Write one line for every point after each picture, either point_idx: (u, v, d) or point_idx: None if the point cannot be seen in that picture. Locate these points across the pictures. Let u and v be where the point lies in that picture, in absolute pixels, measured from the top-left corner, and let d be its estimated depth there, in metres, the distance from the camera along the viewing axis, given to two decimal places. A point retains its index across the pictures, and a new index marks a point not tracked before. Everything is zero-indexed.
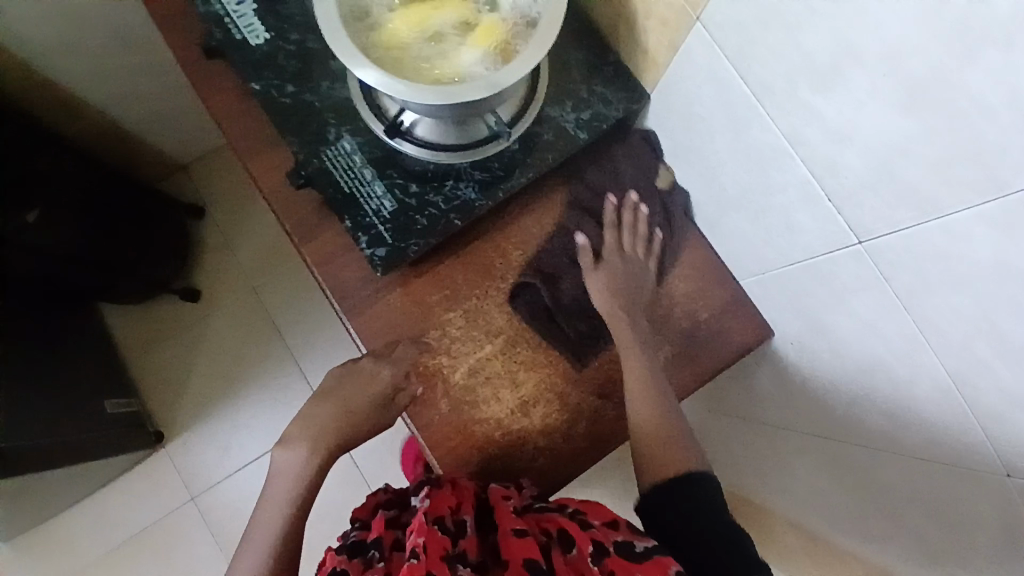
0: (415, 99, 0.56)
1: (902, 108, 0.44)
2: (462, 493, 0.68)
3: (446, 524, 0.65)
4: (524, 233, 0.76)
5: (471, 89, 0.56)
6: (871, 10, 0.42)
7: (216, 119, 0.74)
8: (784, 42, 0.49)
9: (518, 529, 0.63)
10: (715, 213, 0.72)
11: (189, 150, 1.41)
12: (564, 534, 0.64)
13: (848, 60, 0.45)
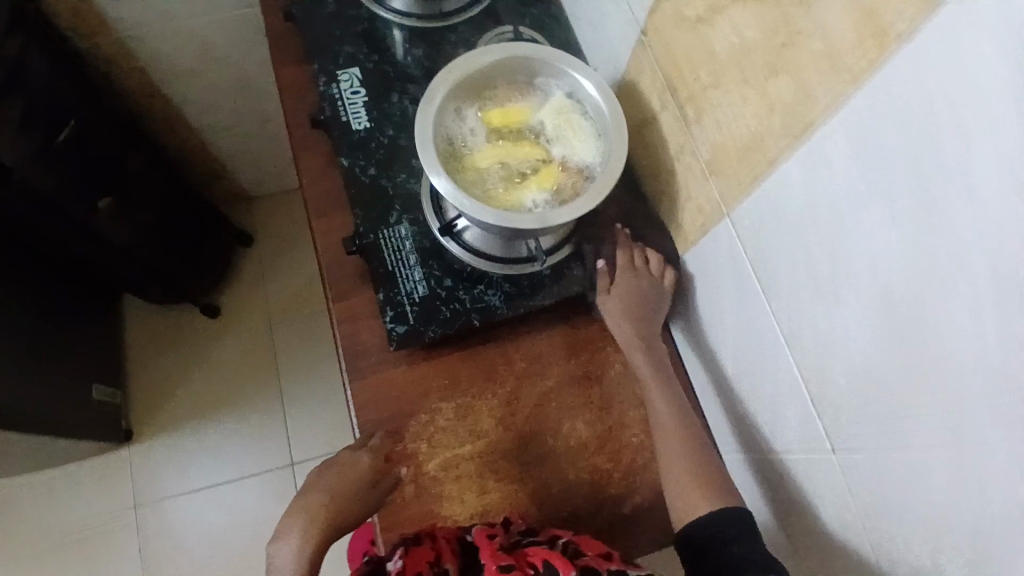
0: (477, 215, 0.65)
1: (886, 342, 0.50)
2: (440, 545, 0.69)
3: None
4: (535, 350, 0.81)
5: (526, 220, 0.65)
6: (869, 254, 0.49)
7: (302, 177, 0.85)
8: (795, 258, 0.58)
9: (504, 565, 0.65)
10: (710, 382, 0.78)
11: (262, 187, 1.54)
12: (549, 567, 0.66)
13: (846, 288, 0.53)
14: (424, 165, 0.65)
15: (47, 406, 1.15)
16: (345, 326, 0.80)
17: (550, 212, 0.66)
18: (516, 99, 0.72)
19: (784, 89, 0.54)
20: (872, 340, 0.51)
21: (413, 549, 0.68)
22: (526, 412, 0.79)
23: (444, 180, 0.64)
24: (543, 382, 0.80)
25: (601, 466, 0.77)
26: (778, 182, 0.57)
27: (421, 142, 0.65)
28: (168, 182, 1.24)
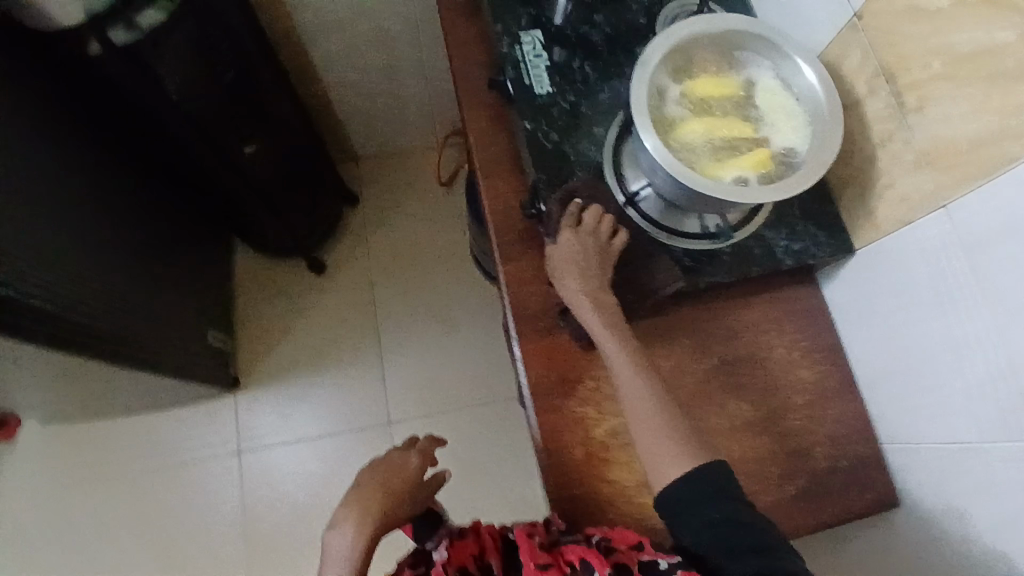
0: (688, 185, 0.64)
1: None
2: (485, 541, 0.71)
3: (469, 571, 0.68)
4: (702, 327, 0.81)
5: (735, 193, 0.64)
6: None
7: (472, 138, 0.86)
8: None
9: (540, 563, 0.65)
10: (881, 376, 0.77)
11: (371, 147, 1.55)
12: (584, 563, 0.65)
13: None
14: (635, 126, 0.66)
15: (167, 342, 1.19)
16: (514, 288, 0.81)
17: (755, 185, 0.66)
18: (718, 71, 0.71)
19: None
20: None
21: (456, 544, 0.71)
22: (689, 387, 0.79)
23: (655, 143, 0.65)
24: (707, 359, 0.80)
25: (763, 447, 0.78)
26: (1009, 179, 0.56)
27: (636, 101, 0.66)
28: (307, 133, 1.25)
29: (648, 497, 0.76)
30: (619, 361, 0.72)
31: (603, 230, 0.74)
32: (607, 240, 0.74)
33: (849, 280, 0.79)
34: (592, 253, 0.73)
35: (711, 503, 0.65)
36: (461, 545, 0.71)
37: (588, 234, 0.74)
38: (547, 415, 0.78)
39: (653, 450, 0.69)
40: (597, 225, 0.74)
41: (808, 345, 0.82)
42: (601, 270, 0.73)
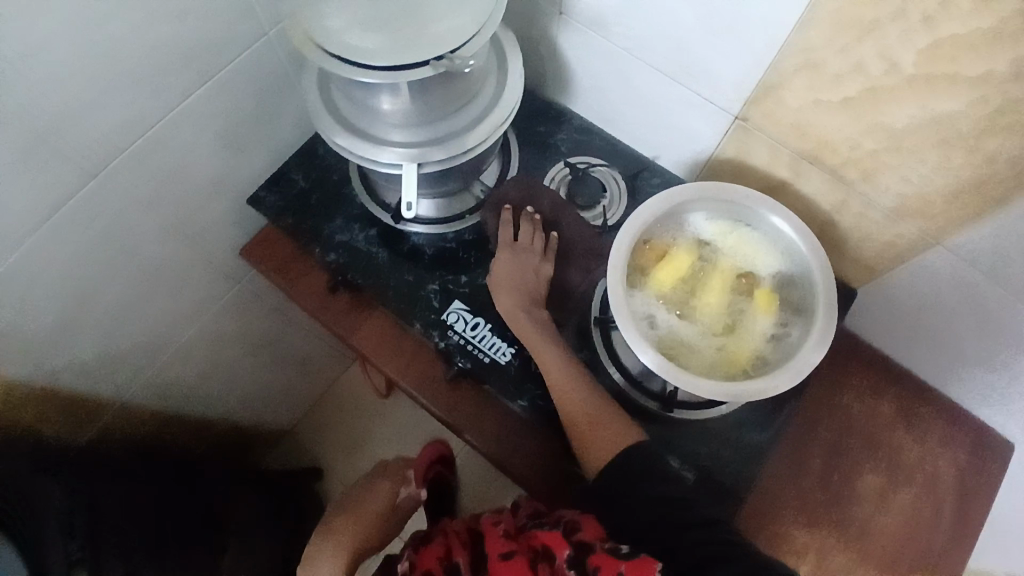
0: (739, 394, 0.59)
1: None
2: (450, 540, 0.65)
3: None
4: (791, 441, 0.76)
5: (783, 371, 0.59)
6: None
7: (478, 440, 0.73)
8: None
9: (504, 554, 0.59)
10: (952, 374, 0.76)
11: (294, 410, 1.39)
12: (546, 551, 0.57)
13: None
14: (671, 381, 0.59)
15: None
16: None
17: (801, 339, 0.61)
18: (669, 244, 0.66)
19: (1009, 148, 0.50)
20: None
21: (422, 552, 0.65)
22: (820, 502, 0.75)
23: (701, 382, 0.59)
24: (814, 465, 0.76)
25: (913, 498, 0.75)
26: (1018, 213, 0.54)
27: (652, 361, 0.59)
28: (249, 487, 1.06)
29: None
30: (567, 387, 0.67)
31: (534, 237, 0.73)
32: (538, 245, 0.73)
33: (865, 313, 0.78)
34: (522, 257, 0.72)
35: (643, 484, 0.60)
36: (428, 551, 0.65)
37: (518, 237, 0.73)
38: None
39: (590, 422, 0.65)
40: (529, 226, 0.73)
41: (872, 379, 0.79)
42: (524, 264, 0.72)
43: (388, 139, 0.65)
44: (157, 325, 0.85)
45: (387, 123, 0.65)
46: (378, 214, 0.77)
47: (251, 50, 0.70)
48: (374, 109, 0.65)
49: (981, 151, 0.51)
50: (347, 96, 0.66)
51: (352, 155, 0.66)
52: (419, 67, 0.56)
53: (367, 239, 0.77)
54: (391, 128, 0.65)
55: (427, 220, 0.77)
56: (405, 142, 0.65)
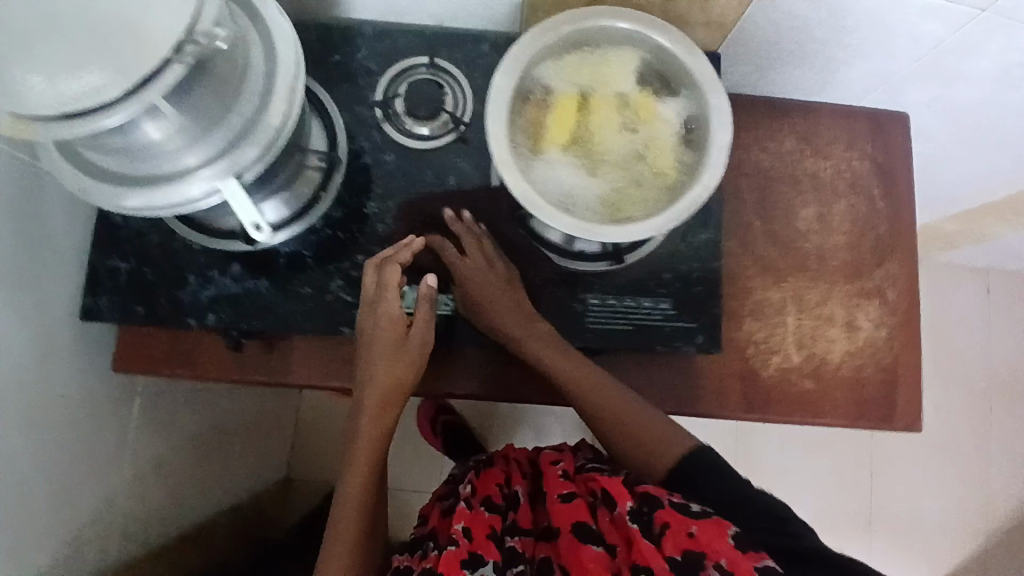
0: (694, 203, 0.55)
1: None
2: (509, 471, 0.78)
3: (497, 501, 0.73)
4: (733, 226, 0.78)
5: (715, 155, 0.56)
6: None
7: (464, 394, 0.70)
8: None
9: (562, 496, 0.67)
10: (823, 74, 0.79)
11: (277, 461, 1.30)
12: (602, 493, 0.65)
13: None
14: (622, 240, 0.55)
15: None
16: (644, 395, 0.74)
17: (707, 116, 0.58)
18: (539, 111, 0.58)
19: None
20: None
21: (480, 478, 0.76)
22: (778, 257, 0.78)
23: (647, 223, 0.55)
24: (758, 230, 0.78)
25: (846, 206, 0.80)
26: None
27: (593, 234, 0.54)
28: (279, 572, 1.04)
29: (859, 331, 0.78)
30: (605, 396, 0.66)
31: (421, 305, 0.64)
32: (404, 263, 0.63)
33: (731, 63, 0.77)
34: (405, 361, 0.64)
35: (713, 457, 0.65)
36: (489, 475, 0.77)
37: (386, 335, 0.63)
38: (769, 400, 0.76)
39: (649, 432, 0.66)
40: (391, 327, 0.63)
41: (763, 127, 0.81)
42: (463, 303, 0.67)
43: (188, 170, 0.52)
44: (84, 491, 0.74)
45: (168, 155, 0.51)
46: (227, 245, 0.65)
47: None
48: (150, 150, 0.52)
49: None
50: (111, 154, 0.52)
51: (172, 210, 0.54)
52: (165, 67, 0.45)
53: (236, 279, 0.66)
54: (176, 155, 0.52)
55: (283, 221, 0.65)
56: (209, 161, 0.52)
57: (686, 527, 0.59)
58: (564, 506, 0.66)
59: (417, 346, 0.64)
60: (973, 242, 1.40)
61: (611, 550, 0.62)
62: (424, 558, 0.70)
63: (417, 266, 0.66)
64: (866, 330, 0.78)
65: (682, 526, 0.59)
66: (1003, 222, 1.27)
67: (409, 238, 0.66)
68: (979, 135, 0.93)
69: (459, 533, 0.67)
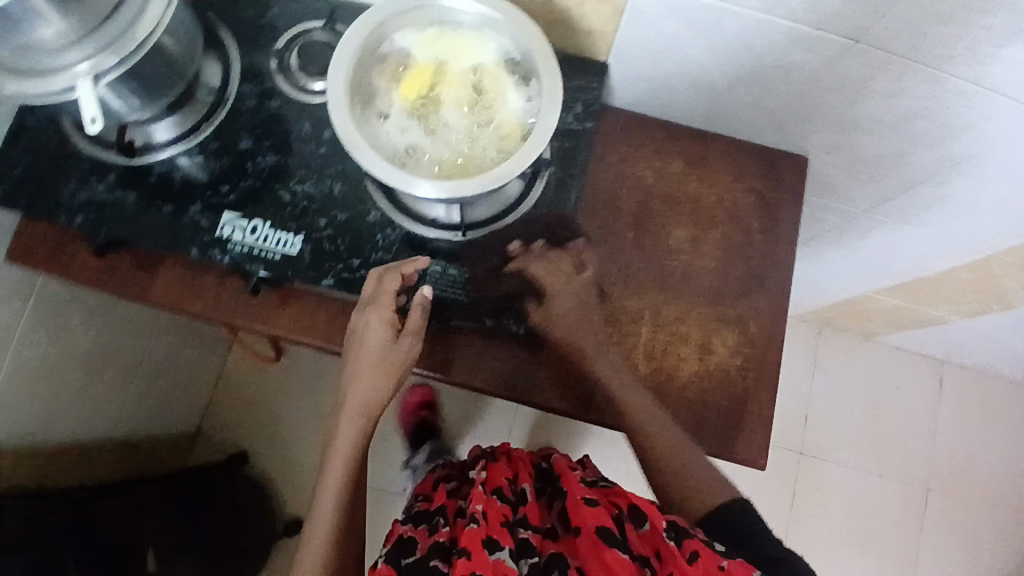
0: (504, 174, 0.59)
1: None
2: (516, 467, 0.82)
3: (507, 493, 0.76)
4: (602, 231, 0.80)
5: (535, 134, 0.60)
6: None
7: (298, 335, 0.74)
8: None
9: (587, 499, 0.71)
10: (716, 103, 0.81)
11: (188, 410, 1.33)
12: (631, 509, 0.70)
13: None
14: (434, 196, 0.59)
15: None
16: (480, 376, 0.74)
17: (542, 98, 0.62)
18: (393, 75, 0.64)
19: None
20: None
21: (493, 470, 0.81)
22: (643, 267, 0.79)
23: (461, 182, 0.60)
24: (628, 241, 0.80)
25: (721, 232, 0.81)
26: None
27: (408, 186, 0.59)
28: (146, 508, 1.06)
29: (712, 355, 0.78)
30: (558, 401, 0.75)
31: (411, 316, 0.67)
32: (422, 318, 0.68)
33: (625, 78, 0.81)
34: (395, 367, 0.68)
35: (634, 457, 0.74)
36: (498, 470, 0.81)
37: (381, 335, 0.67)
38: (608, 405, 0.75)
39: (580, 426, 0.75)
40: (386, 327, 0.67)
41: (654, 144, 0.83)
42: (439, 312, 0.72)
43: (68, 65, 0.59)
44: None
45: (51, 55, 0.59)
46: (104, 155, 0.71)
47: None
48: (35, 50, 0.59)
49: None
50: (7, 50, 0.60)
51: (53, 101, 0.60)
52: None
53: (109, 189, 0.71)
54: (57, 55, 0.59)
55: (160, 143, 0.71)
56: (87, 58, 0.59)
57: (716, 561, 0.63)
58: (590, 509, 0.70)
59: (404, 354, 0.68)
60: (917, 323, 1.37)
61: (636, 564, 0.65)
62: (434, 533, 0.75)
63: (274, 205, 0.71)
64: (720, 355, 0.78)
65: (712, 556, 0.63)
66: (942, 305, 1.25)
67: (272, 179, 0.71)
68: (889, 198, 0.94)
69: (476, 513, 0.70)
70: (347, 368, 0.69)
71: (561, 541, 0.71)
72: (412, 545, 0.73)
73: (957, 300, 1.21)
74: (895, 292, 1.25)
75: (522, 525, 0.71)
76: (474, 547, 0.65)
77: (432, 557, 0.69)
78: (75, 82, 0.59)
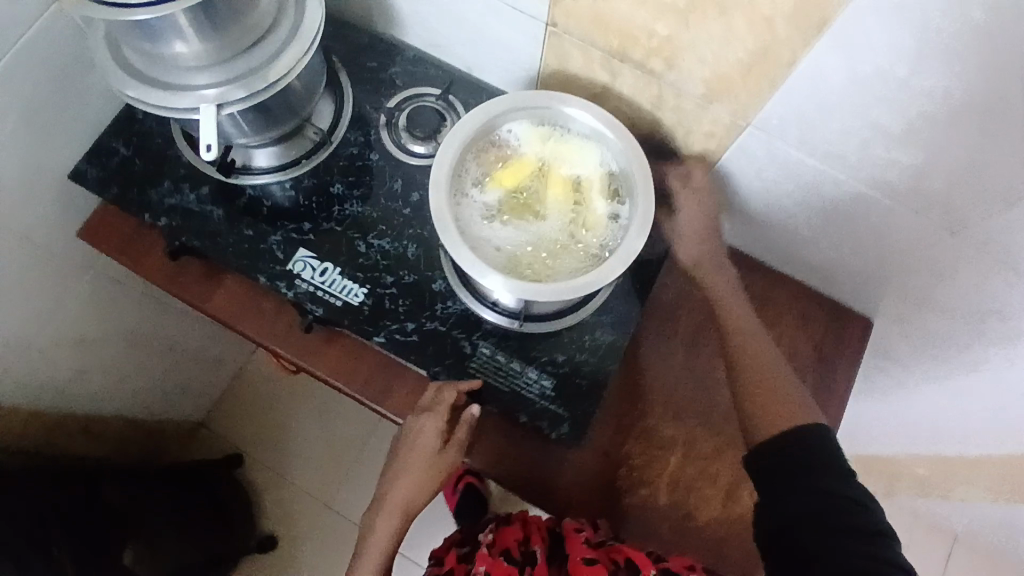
0: (580, 288, 0.60)
1: (981, 135, 0.55)
2: (528, 530, 0.77)
3: (515, 553, 0.75)
4: (653, 346, 0.80)
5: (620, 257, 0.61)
6: (938, 86, 0.53)
7: (335, 383, 0.74)
8: (853, 120, 0.60)
9: (586, 557, 0.67)
10: (794, 249, 0.82)
11: (200, 400, 1.34)
12: (634, 565, 0.67)
13: (924, 119, 0.57)
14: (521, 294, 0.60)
15: None
16: (502, 467, 0.74)
17: (633, 220, 0.64)
18: (494, 163, 0.66)
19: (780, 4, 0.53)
20: (962, 138, 0.57)
21: (500, 533, 0.78)
22: (685, 395, 0.78)
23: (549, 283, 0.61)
24: (678, 363, 0.79)
25: None
26: (806, 75, 0.58)
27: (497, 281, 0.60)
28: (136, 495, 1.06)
29: (736, 504, 0.75)
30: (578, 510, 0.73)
31: (458, 427, 0.70)
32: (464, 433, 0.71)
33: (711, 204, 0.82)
34: (434, 474, 0.71)
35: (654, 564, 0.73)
36: (508, 530, 0.78)
37: (429, 441, 0.70)
38: (619, 527, 0.74)
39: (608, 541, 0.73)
40: (433, 437, 0.70)
41: None
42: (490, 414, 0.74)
43: (197, 88, 0.61)
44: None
45: (183, 70, 0.61)
46: (204, 169, 0.74)
47: (38, 23, 0.68)
48: (165, 59, 0.61)
49: (757, 17, 0.55)
50: (142, 54, 0.62)
51: (170, 114, 0.63)
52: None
53: (200, 199, 0.74)
54: (189, 72, 0.62)
55: (261, 169, 0.74)
56: (216, 86, 0.61)
57: None
58: (588, 572, 0.67)
59: (445, 462, 0.71)
60: (937, 496, 1.33)
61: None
62: None
63: (349, 253, 0.72)
64: (746, 506, 0.75)
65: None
66: (968, 487, 1.22)
67: (355, 229, 0.73)
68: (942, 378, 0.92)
69: None
70: (392, 463, 0.73)
71: None
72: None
73: (985, 487, 1.18)
74: (922, 461, 1.22)
75: None
76: None
77: None
78: (200, 105, 0.61)
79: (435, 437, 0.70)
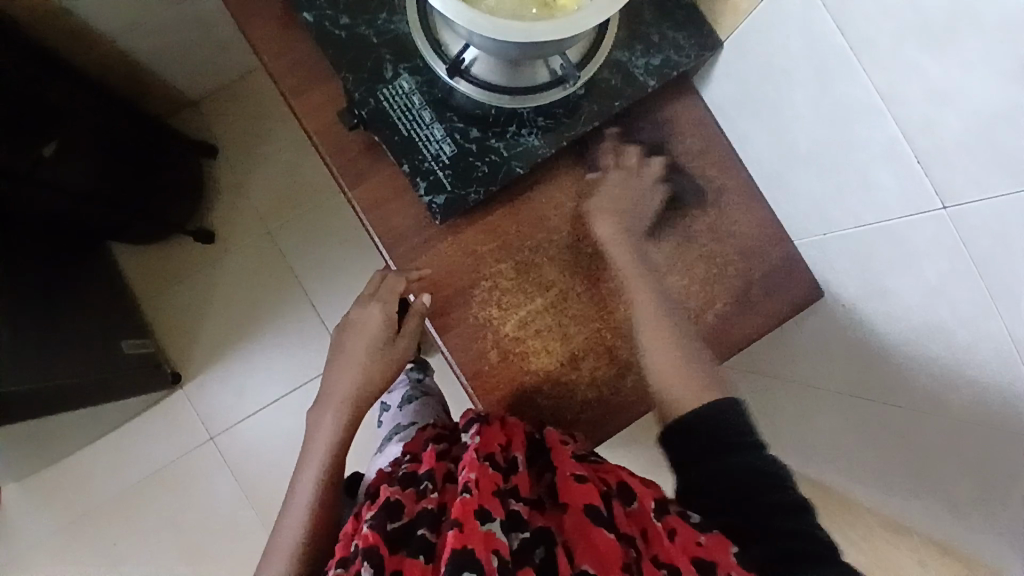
0: (535, 36, 0.56)
1: (1014, 76, 0.44)
2: (510, 430, 0.69)
3: (498, 460, 0.65)
4: (582, 183, 0.75)
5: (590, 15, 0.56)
6: None
7: (259, 55, 0.71)
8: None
9: (578, 474, 0.64)
10: (783, 171, 0.72)
11: (203, 82, 1.35)
12: (622, 487, 0.65)
13: (966, 23, 0.46)
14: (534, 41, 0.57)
15: (68, 366, 1.06)
16: (377, 212, 0.71)
17: None
18: None
19: None
20: (991, 73, 0.46)
21: (481, 432, 0.67)
22: (586, 252, 0.74)
23: (560, 25, 0.56)
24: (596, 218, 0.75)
25: (676, 284, 0.74)
26: None
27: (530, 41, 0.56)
28: (111, 110, 1.10)
29: (574, 368, 0.73)
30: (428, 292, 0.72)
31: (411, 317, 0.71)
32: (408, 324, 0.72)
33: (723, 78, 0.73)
34: (383, 364, 0.72)
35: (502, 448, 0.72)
36: (490, 433, 0.68)
37: (381, 330, 0.72)
38: (455, 328, 0.72)
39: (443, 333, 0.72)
40: (385, 326, 0.72)
41: (697, 163, 0.76)
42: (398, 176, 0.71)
43: None
44: None
45: None
46: None
47: None
48: None
49: None
50: None
51: None
52: None
53: None
54: None
55: None
56: None
57: (694, 535, 0.60)
58: (579, 486, 0.63)
59: (395, 350, 0.72)
60: None
61: (621, 541, 0.60)
62: (421, 497, 0.64)
63: None
64: (581, 376, 0.73)
65: (692, 535, 0.60)
66: None
67: None
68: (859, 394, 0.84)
69: (470, 481, 0.60)
70: (342, 355, 0.73)
71: (547, 514, 0.64)
72: (398, 509, 0.62)
73: None
74: None
75: (516, 500, 0.63)
76: (465, 518, 0.57)
77: (421, 524, 0.60)
78: None
79: (382, 319, 0.71)
